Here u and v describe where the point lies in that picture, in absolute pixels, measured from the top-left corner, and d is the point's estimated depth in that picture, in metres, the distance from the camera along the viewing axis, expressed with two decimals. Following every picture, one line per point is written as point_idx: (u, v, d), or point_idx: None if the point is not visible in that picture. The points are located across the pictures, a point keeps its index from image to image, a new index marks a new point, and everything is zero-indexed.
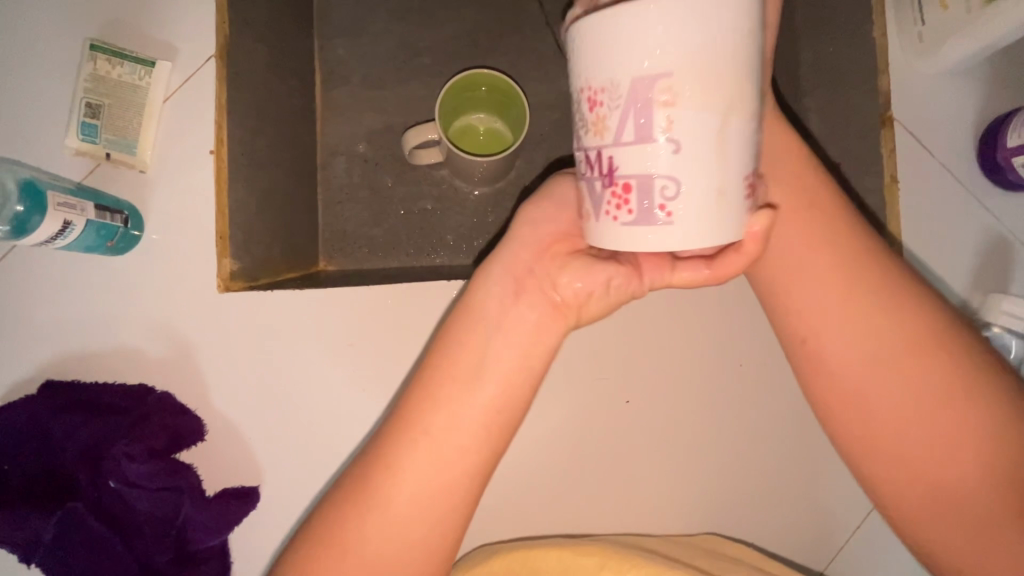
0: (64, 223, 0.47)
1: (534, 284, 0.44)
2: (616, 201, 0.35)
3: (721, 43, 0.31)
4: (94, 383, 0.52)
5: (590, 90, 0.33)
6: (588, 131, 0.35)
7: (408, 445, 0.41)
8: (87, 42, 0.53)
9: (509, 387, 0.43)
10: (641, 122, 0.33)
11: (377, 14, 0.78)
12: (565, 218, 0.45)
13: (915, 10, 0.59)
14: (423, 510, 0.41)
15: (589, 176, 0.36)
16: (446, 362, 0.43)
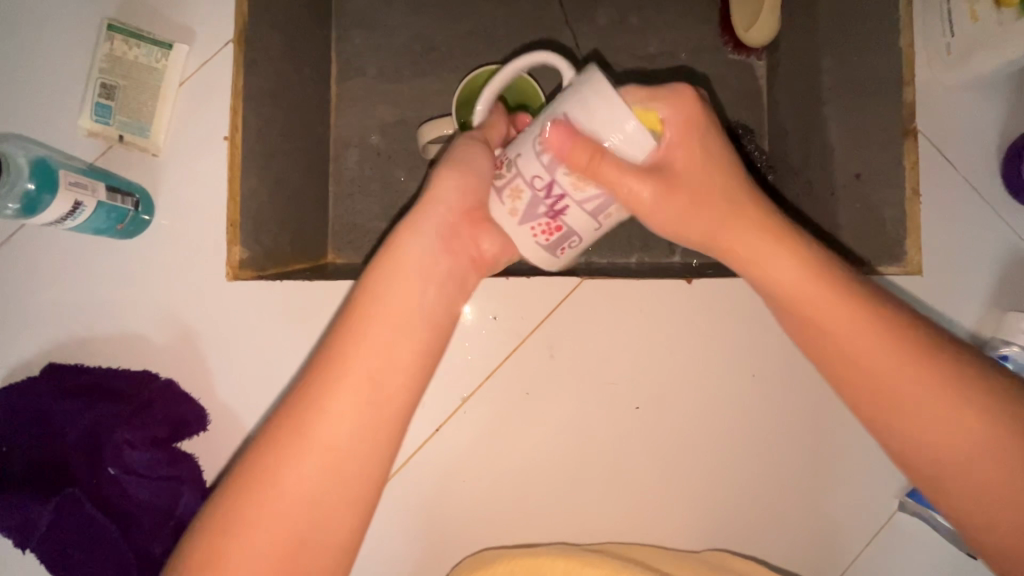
0: (76, 203, 0.45)
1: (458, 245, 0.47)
2: (546, 228, 0.44)
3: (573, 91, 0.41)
4: (97, 368, 0.51)
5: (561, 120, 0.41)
6: (567, 175, 0.41)
7: (303, 420, 0.41)
8: (105, 22, 0.52)
9: (386, 355, 0.43)
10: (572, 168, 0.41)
11: (396, 7, 0.78)
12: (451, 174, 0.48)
13: (943, 21, 0.59)
14: (347, 443, 0.41)
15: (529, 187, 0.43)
16: (349, 335, 0.43)
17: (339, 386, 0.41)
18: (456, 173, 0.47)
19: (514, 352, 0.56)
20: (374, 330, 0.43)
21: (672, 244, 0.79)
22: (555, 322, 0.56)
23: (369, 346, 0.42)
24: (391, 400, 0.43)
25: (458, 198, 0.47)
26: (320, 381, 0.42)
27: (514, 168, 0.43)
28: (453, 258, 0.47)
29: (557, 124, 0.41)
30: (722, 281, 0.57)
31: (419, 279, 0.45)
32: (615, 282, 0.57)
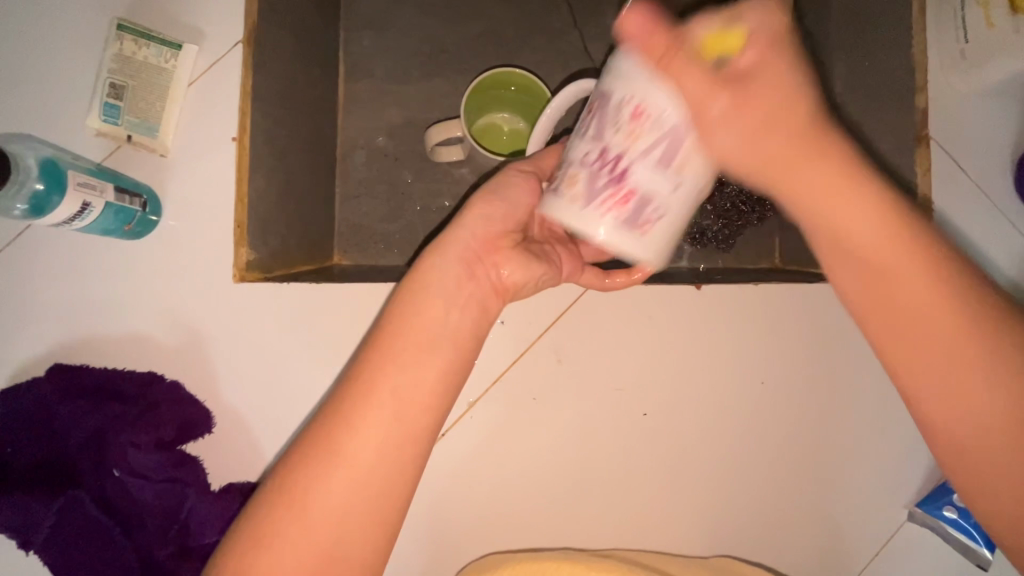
0: (83, 205, 0.45)
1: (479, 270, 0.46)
2: (614, 199, 0.38)
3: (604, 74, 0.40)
4: (102, 369, 0.51)
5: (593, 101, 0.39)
6: (615, 134, 0.38)
7: (341, 432, 0.40)
8: (114, 21, 0.52)
9: (425, 366, 0.42)
10: (618, 128, 0.37)
11: (405, 8, 0.77)
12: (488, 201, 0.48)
13: (957, 29, 0.58)
14: (385, 456, 0.40)
15: (586, 167, 0.39)
16: (387, 343, 0.42)
17: (370, 408, 0.40)
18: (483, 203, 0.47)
19: (522, 357, 0.55)
20: (406, 351, 0.42)
21: (680, 248, 0.78)
22: (564, 327, 0.55)
23: (401, 366, 0.41)
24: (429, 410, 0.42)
25: (483, 226, 0.46)
26: (351, 403, 0.40)
27: (567, 160, 0.41)
28: (473, 282, 0.45)
29: (598, 102, 0.39)
30: (732, 287, 0.57)
31: (445, 299, 0.44)
32: (625, 287, 0.56)
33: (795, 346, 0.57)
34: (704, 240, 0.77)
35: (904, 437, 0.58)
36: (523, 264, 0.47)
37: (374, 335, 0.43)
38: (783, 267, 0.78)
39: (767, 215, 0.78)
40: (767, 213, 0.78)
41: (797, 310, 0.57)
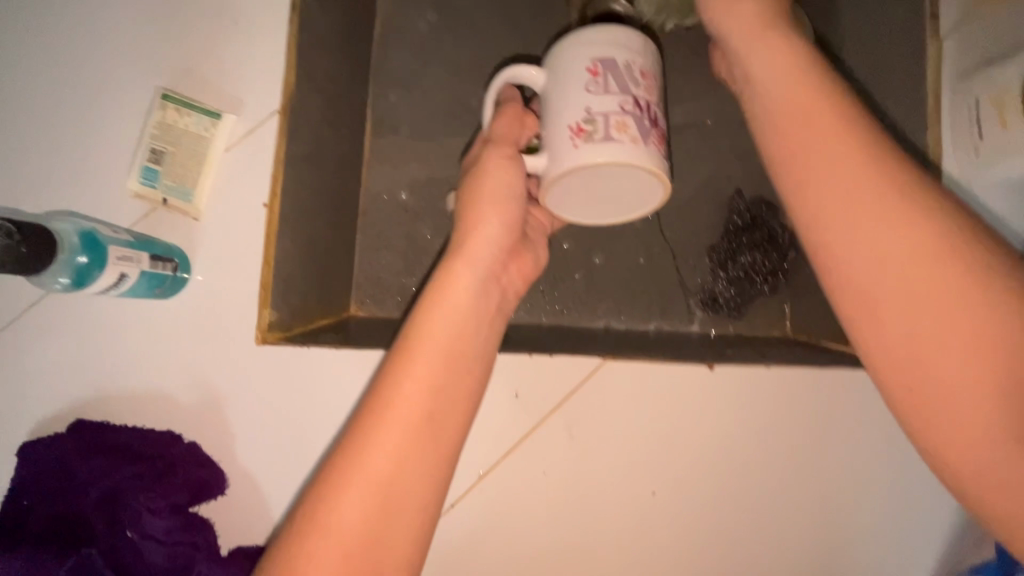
0: (121, 275, 0.46)
1: (506, 275, 0.55)
2: (654, 131, 0.52)
3: (573, 54, 0.52)
4: (122, 427, 0.51)
5: (597, 73, 0.51)
6: (638, 87, 0.51)
7: (364, 445, 0.42)
8: (160, 90, 0.54)
9: (440, 378, 0.45)
10: (636, 82, 0.51)
11: (432, 69, 0.80)
12: (503, 211, 0.54)
13: (971, 127, 0.59)
14: (413, 464, 0.43)
15: (637, 113, 0.51)
16: (400, 360, 0.45)
17: (389, 423, 0.43)
18: (496, 209, 0.53)
19: (535, 430, 0.56)
20: (428, 365, 0.45)
21: (692, 312, 0.79)
22: (577, 402, 0.56)
23: (423, 382, 0.44)
24: (451, 422, 0.45)
25: (504, 229, 0.54)
26: (373, 418, 0.43)
27: (599, 114, 0.50)
28: (502, 286, 0.54)
29: (596, 67, 0.51)
30: (744, 368, 0.57)
31: (467, 310, 0.48)
32: (639, 363, 0.57)
33: (804, 431, 0.57)
34: (716, 305, 0.78)
35: (913, 527, 0.57)
36: (531, 254, 0.60)
37: (395, 349, 0.46)
38: (793, 335, 0.78)
39: (779, 287, 0.79)
40: (780, 284, 0.79)
41: (808, 395, 0.57)
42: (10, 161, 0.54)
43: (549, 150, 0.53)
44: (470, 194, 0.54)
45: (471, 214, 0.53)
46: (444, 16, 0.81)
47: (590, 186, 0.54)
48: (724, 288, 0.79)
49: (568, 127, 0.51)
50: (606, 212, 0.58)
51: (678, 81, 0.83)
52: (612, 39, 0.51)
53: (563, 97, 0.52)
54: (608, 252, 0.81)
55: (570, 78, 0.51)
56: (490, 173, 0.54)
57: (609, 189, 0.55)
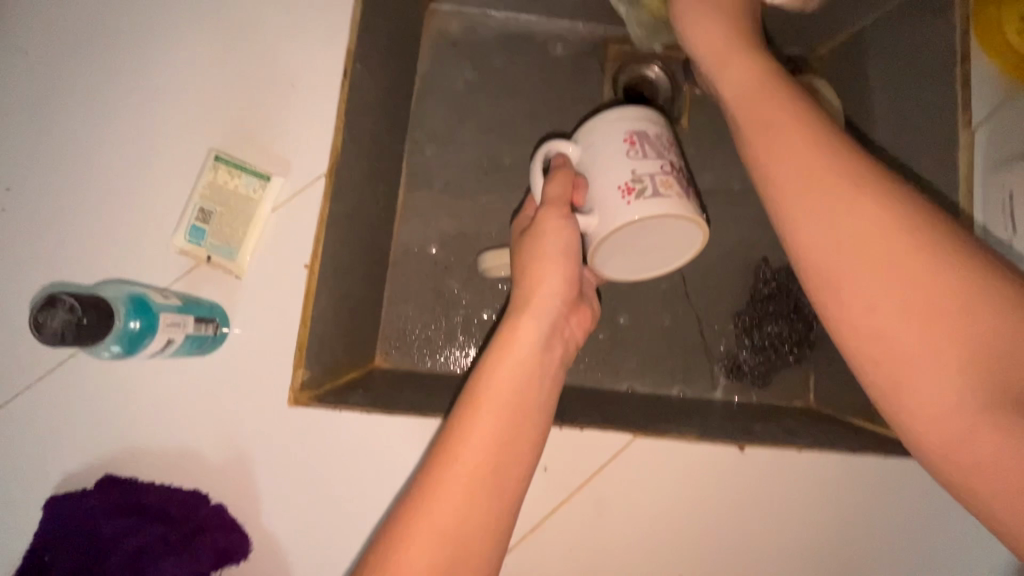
0: (168, 340, 0.46)
1: (563, 333, 0.55)
2: (688, 188, 0.55)
3: (603, 125, 0.55)
4: (150, 484, 0.51)
5: (631, 139, 0.53)
6: (667, 150, 0.55)
7: (429, 497, 0.43)
8: (212, 152, 0.56)
9: (504, 431, 0.46)
10: (664, 147, 0.55)
11: (468, 126, 0.82)
12: (561, 269, 0.54)
13: (1005, 214, 0.60)
14: (476, 517, 0.43)
15: (673, 172, 0.54)
16: (467, 412, 0.46)
17: (455, 473, 0.44)
18: (556, 266, 0.54)
19: (562, 506, 0.55)
20: (493, 418, 0.46)
21: (715, 379, 0.79)
22: (605, 479, 0.55)
23: (488, 433, 0.46)
24: (513, 474, 0.46)
25: (565, 286, 0.54)
26: (438, 467, 0.44)
27: (646, 174, 0.52)
28: (560, 342, 0.54)
29: (631, 135, 0.54)
30: (773, 449, 0.57)
31: (530, 363, 0.50)
32: (670, 441, 0.56)
33: (827, 515, 0.58)
34: (740, 372, 0.79)
35: None
36: (585, 314, 0.59)
37: (461, 400, 0.48)
38: (816, 407, 0.78)
39: (804, 358, 0.79)
40: (806, 354, 0.79)
41: (834, 480, 0.58)
42: (62, 211, 0.55)
43: (600, 209, 0.54)
44: (529, 254, 0.55)
45: (533, 272, 0.54)
46: (481, 75, 0.84)
47: (638, 241, 0.55)
48: (748, 356, 0.79)
49: (617, 187, 0.52)
50: (650, 265, 0.59)
51: (708, 147, 0.85)
52: (639, 112, 0.55)
53: (605, 161, 0.53)
54: (633, 312, 0.81)
55: (609, 146, 0.53)
56: (546, 233, 0.54)
57: (656, 242, 0.56)
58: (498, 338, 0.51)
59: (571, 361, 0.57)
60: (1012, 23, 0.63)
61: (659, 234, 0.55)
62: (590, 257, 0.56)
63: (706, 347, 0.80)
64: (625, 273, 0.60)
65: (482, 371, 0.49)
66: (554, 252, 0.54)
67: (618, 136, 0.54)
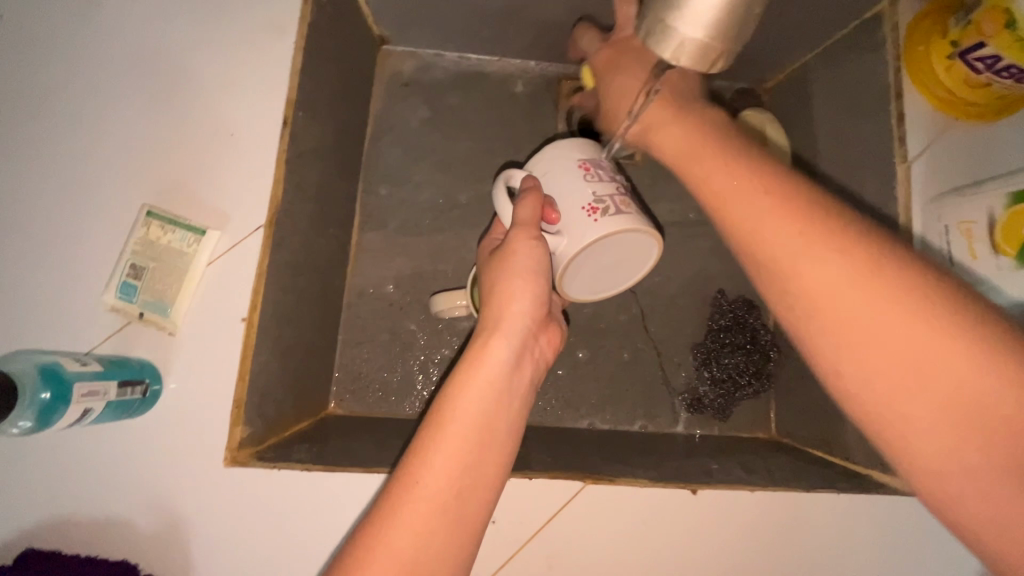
0: (85, 410, 0.46)
1: (532, 354, 0.54)
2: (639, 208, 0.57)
3: (554, 153, 0.56)
4: (75, 557, 0.49)
5: (585, 165, 0.55)
6: (616, 174, 0.57)
7: (389, 522, 0.42)
8: (145, 208, 0.55)
9: (471, 452, 0.45)
10: (613, 171, 0.57)
11: (422, 165, 0.82)
12: (530, 286, 0.53)
13: (944, 250, 0.61)
14: (438, 541, 0.42)
15: (626, 193, 0.55)
16: (433, 433, 0.45)
17: (417, 498, 0.42)
18: (526, 284, 0.53)
19: (513, 559, 0.54)
20: (459, 439, 0.45)
21: (676, 413, 0.78)
22: (557, 528, 0.54)
23: (456, 454, 0.44)
24: (480, 497, 0.44)
25: (534, 305, 0.53)
26: (400, 490, 0.43)
27: (605, 196, 0.53)
28: (530, 362, 0.53)
29: (584, 162, 0.55)
30: (726, 491, 0.57)
31: (500, 382, 0.49)
32: (622, 487, 0.55)
33: (785, 555, 0.57)
34: (700, 406, 0.78)
35: None
36: (554, 335, 0.58)
37: (427, 422, 0.46)
38: (778, 437, 0.78)
39: (764, 389, 0.79)
40: (766, 385, 0.79)
41: (789, 520, 0.57)
42: None
43: (567, 231, 0.53)
44: (496, 274, 0.54)
45: (501, 290, 0.54)
46: (435, 112, 0.84)
47: (601, 259, 0.56)
48: (708, 388, 0.79)
49: (580, 208, 0.53)
50: (610, 283, 0.60)
51: (662, 181, 0.86)
52: (585, 140, 0.57)
53: (564, 185, 0.54)
54: (593, 347, 0.80)
55: (566, 171, 0.54)
56: (516, 254, 0.53)
57: (616, 260, 0.57)
58: (467, 358, 0.50)
59: (541, 383, 0.55)
60: (939, 59, 0.64)
61: (622, 251, 0.56)
62: (556, 278, 0.56)
63: (666, 380, 0.80)
64: (586, 293, 0.60)
65: (450, 390, 0.48)
66: (523, 270, 0.53)
67: (570, 167, 0.55)
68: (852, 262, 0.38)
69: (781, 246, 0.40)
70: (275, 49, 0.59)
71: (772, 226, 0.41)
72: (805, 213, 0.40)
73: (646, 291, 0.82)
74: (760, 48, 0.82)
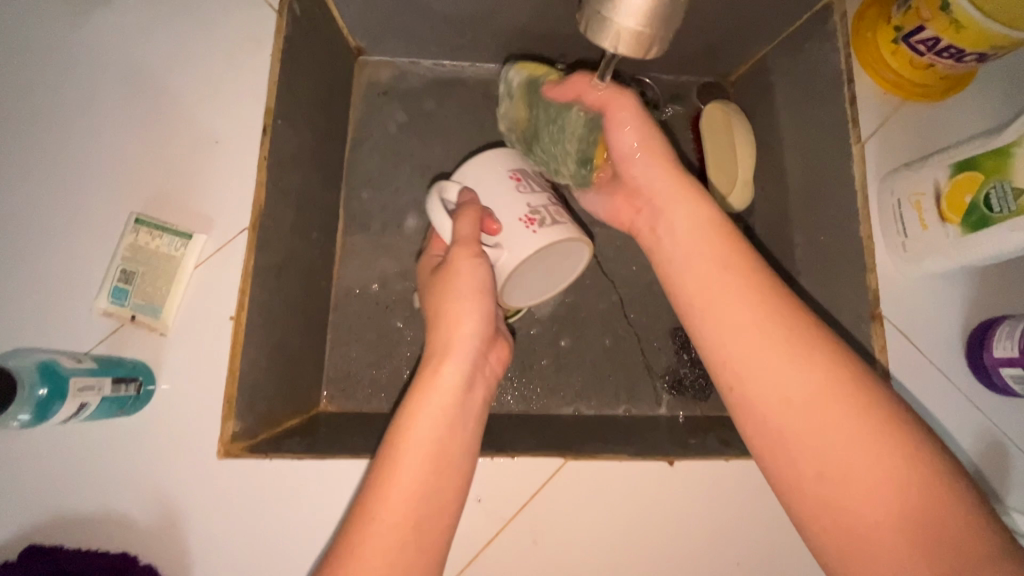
0: (81, 405, 0.48)
1: (483, 372, 0.57)
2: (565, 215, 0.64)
3: (485, 168, 0.62)
4: (76, 551, 0.51)
5: (515, 177, 0.61)
6: (541, 185, 0.64)
7: (358, 547, 0.44)
8: (133, 216, 0.57)
9: (427, 478, 0.48)
10: (539, 183, 0.64)
11: (402, 169, 0.85)
12: (478, 307, 0.56)
13: (897, 223, 0.63)
14: (405, 562, 0.45)
15: (553, 201, 0.62)
16: (391, 463, 0.48)
17: (376, 532, 0.45)
18: (475, 307, 0.55)
19: (500, 535, 0.56)
20: (414, 472, 0.47)
21: (659, 395, 0.81)
22: (541, 505, 0.56)
23: (415, 480, 0.47)
24: (440, 517, 0.48)
25: (482, 325, 0.56)
26: (362, 521, 0.45)
27: (539, 207, 0.60)
28: (481, 379, 0.56)
29: (516, 177, 0.62)
30: (702, 462, 0.59)
31: (452, 406, 0.52)
32: (602, 462, 0.58)
33: (763, 520, 0.59)
34: (681, 388, 0.81)
35: None
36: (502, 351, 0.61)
37: (383, 453, 0.49)
38: None
39: None
40: None
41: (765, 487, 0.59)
42: None
43: (507, 244, 0.58)
44: (442, 295, 0.56)
45: (448, 313, 0.55)
46: (412, 116, 0.87)
47: (538, 266, 0.62)
48: (688, 370, 0.82)
49: (520, 219, 0.58)
50: (547, 286, 0.66)
51: None
52: (511, 156, 0.64)
53: (502, 200, 0.60)
54: (575, 335, 0.82)
55: (503, 186, 0.60)
56: (460, 270, 0.56)
57: (549, 266, 0.63)
58: (421, 383, 0.53)
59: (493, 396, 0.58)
60: (885, 45, 0.67)
61: (556, 256, 0.62)
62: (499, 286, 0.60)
63: (648, 365, 0.82)
64: (522, 299, 0.66)
65: (403, 420, 0.50)
66: (470, 292, 0.55)
67: (504, 176, 0.61)
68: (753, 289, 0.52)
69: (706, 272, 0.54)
70: (253, 62, 0.62)
71: (748, 299, 0.51)
72: (746, 269, 0.53)
73: (624, 280, 0.85)
74: (720, 44, 0.86)
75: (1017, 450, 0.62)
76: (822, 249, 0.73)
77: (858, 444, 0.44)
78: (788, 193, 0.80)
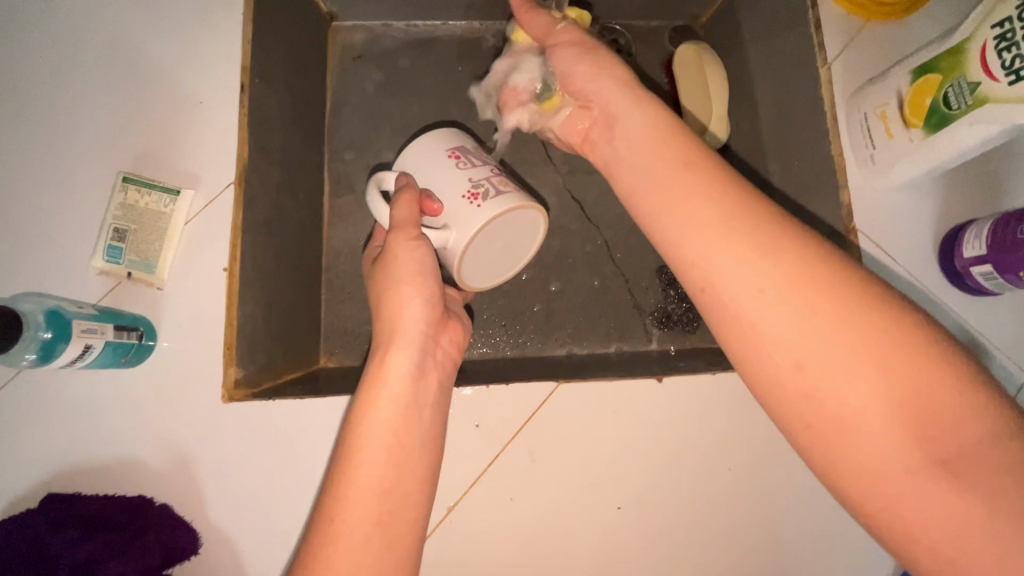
0: (85, 347, 0.51)
1: (437, 361, 0.57)
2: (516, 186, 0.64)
3: (421, 152, 0.64)
4: (94, 495, 0.53)
5: (454, 154, 0.63)
6: (487, 158, 0.65)
7: (333, 537, 0.46)
8: (120, 176, 0.59)
9: (390, 467, 0.49)
10: (484, 157, 0.65)
11: (383, 129, 0.86)
12: (423, 291, 0.57)
13: (865, 134, 0.65)
14: (380, 548, 0.46)
15: (498, 174, 0.63)
16: (348, 457, 0.49)
17: (342, 530, 0.46)
18: (416, 292, 0.57)
19: (498, 458, 0.58)
20: (372, 467, 0.49)
21: (649, 331, 0.83)
22: (533, 428, 0.59)
23: (375, 471, 0.49)
24: (410, 501, 0.49)
25: (424, 308, 0.57)
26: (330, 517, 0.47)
27: (481, 180, 0.61)
28: (434, 362, 0.57)
29: (455, 155, 0.63)
30: (689, 377, 0.61)
31: (405, 391, 0.53)
32: (592, 383, 0.60)
33: (752, 427, 0.61)
34: (670, 322, 0.83)
35: None
36: (456, 330, 0.62)
37: (341, 449, 0.50)
38: None
39: None
40: None
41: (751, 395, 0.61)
42: None
43: (449, 223, 0.60)
44: (384, 288, 0.58)
45: (392, 300, 0.57)
46: (388, 76, 0.88)
47: (491, 240, 0.62)
48: (675, 305, 0.84)
49: (461, 195, 0.60)
50: (506, 262, 0.67)
51: None
52: (451, 135, 0.66)
53: (442, 180, 0.62)
54: (563, 280, 0.84)
55: (444, 166, 0.62)
56: (399, 258, 0.58)
57: (503, 241, 0.64)
58: (370, 374, 0.54)
59: (452, 377, 0.59)
60: None
61: (506, 229, 0.63)
62: (452, 264, 0.62)
63: (637, 303, 0.84)
64: (481, 280, 0.67)
65: (359, 409, 0.51)
66: (412, 276, 0.57)
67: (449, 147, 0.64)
68: (720, 196, 0.50)
69: (662, 183, 0.55)
70: (226, 22, 0.63)
71: (716, 204, 0.50)
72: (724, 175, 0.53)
73: (608, 223, 0.87)
74: None
75: (991, 345, 0.65)
76: (797, 172, 0.75)
77: (832, 361, 0.43)
78: (763, 124, 0.82)
